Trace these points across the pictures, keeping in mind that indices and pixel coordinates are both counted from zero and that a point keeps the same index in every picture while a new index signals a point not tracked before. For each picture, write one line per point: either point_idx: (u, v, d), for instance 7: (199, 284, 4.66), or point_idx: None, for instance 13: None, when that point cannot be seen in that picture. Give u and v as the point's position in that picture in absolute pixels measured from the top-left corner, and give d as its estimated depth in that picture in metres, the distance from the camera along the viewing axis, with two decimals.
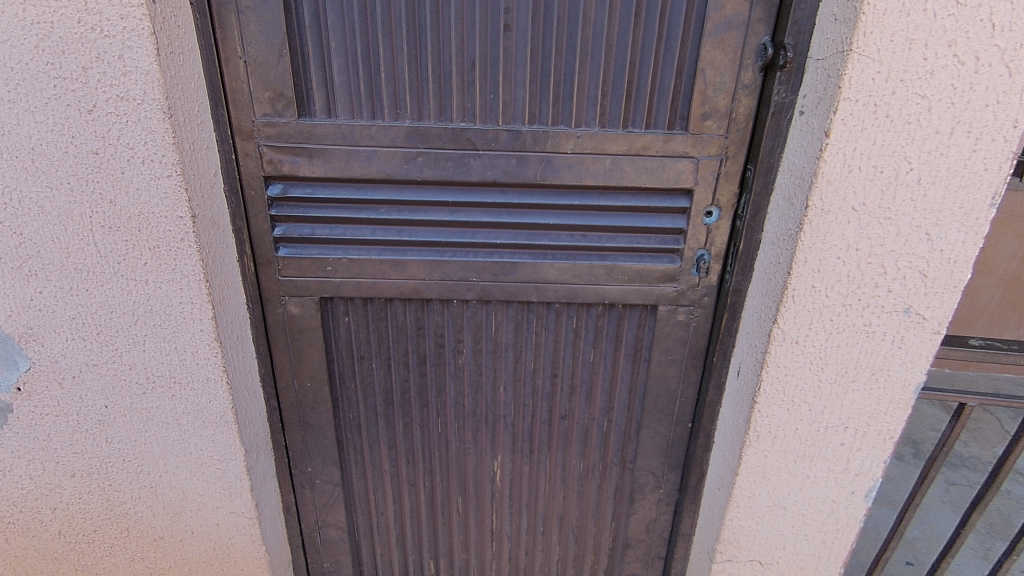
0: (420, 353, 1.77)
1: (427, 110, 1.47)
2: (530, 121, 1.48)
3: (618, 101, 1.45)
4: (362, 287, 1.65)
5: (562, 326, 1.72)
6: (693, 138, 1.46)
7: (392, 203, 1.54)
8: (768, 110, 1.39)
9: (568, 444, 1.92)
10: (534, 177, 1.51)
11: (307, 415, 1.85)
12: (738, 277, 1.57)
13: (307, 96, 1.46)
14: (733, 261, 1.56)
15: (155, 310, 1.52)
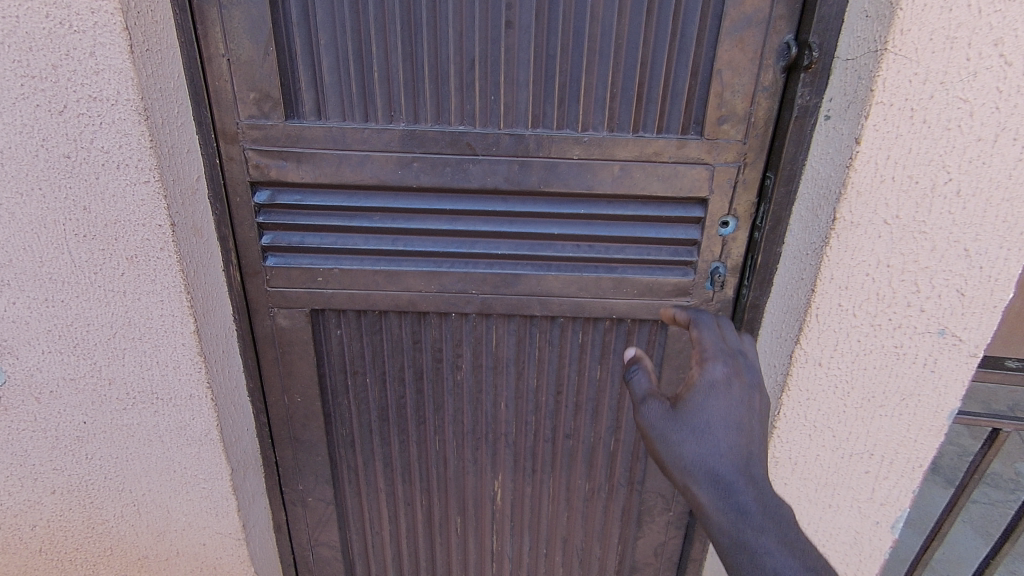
0: (416, 368, 1.68)
1: (424, 112, 1.37)
2: (533, 124, 1.38)
3: (628, 104, 1.35)
4: (354, 299, 1.55)
5: (567, 342, 1.63)
6: (709, 144, 1.35)
7: (387, 211, 1.45)
8: (790, 113, 1.28)
9: (572, 464, 1.83)
10: (537, 185, 1.41)
11: (297, 431, 1.76)
12: (756, 291, 1.45)
13: (295, 97, 1.36)
14: (750, 275, 1.45)
15: (134, 323, 1.43)
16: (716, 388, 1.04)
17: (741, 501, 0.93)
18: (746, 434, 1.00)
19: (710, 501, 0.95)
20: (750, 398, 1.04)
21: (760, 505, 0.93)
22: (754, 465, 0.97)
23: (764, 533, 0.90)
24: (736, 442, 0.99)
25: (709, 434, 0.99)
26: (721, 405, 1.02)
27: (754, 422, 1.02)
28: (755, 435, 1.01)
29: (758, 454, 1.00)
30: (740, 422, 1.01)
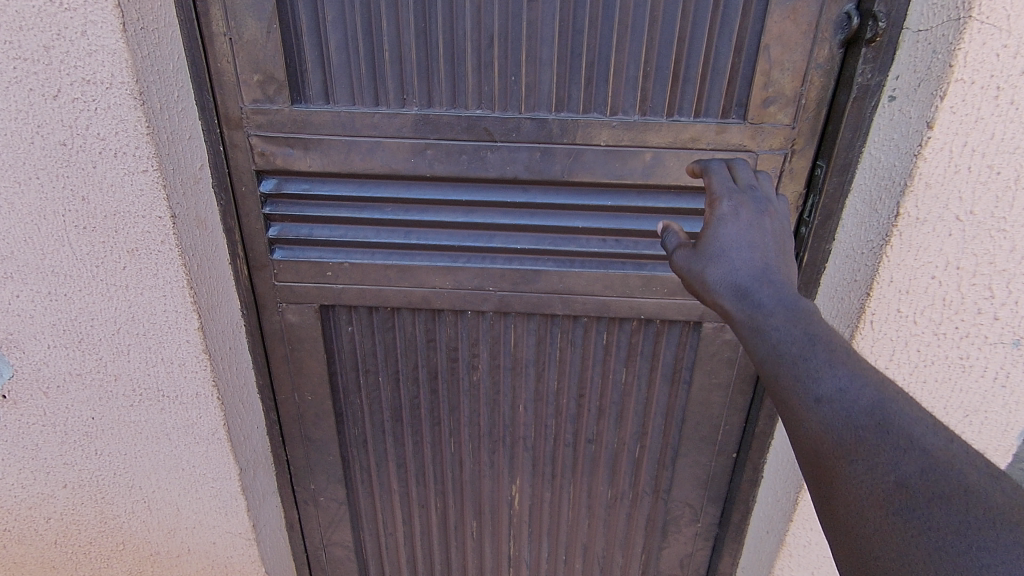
0: (430, 367, 1.59)
1: (438, 95, 1.27)
2: (557, 108, 1.26)
3: (663, 85, 1.22)
4: (365, 295, 1.47)
5: (591, 342, 1.52)
6: (752, 129, 1.22)
7: (400, 202, 1.36)
8: (848, 94, 1.13)
9: (594, 469, 1.73)
10: (560, 174, 1.29)
11: (308, 430, 1.70)
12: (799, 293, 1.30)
13: (301, 79, 1.27)
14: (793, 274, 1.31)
15: (137, 319, 1.38)
16: (727, 216, 0.88)
17: (766, 311, 0.77)
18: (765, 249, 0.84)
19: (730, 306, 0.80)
20: (769, 219, 0.88)
21: (783, 299, 0.78)
22: (779, 272, 0.82)
23: (790, 318, 0.75)
24: (758, 260, 0.83)
25: (725, 258, 0.83)
26: (736, 229, 0.86)
27: (776, 244, 0.86)
28: (775, 250, 0.84)
29: (783, 261, 0.84)
30: (758, 239, 0.85)
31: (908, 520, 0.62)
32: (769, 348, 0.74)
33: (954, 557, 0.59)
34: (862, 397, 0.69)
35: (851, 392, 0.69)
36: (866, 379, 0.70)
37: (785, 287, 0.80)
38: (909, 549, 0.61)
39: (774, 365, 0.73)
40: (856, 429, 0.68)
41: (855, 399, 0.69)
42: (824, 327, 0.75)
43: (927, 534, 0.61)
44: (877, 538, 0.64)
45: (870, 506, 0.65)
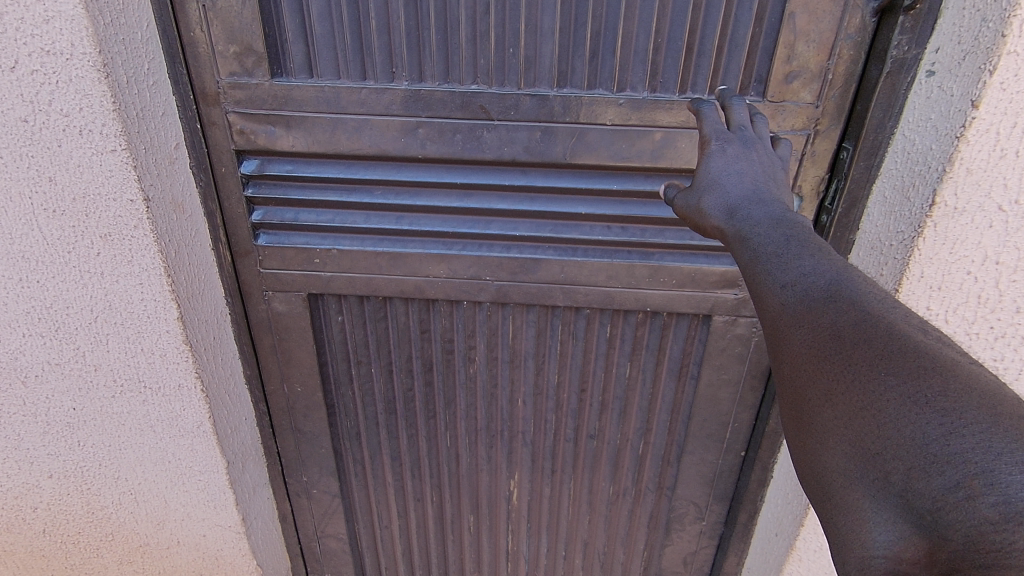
0: (425, 359, 1.52)
1: (430, 69, 1.16)
2: (559, 83, 1.16)
3: (675, 58, 1.11)
4: (355, 283, 1.39)
5: (593, 335, 1.44)
6: (772, 108, 1.11)
7: (390, 185, 1.27)
8: (880, 69, 1.03)
9: (596, 465, 1.66)
10: (562, 156, 1.20)
11: (298, 422, 1.64)
12: None
13: (282, 50, 1.17)
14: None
15: (114, 307, 1.30)
16: (718, 149, 0.89)
17: (752, 225, 0.77)
18: (758, 173, 0.85)
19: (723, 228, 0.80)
20: (761, 150, 0.89)
21: (769, 213, 0.78)
22: (770, 196, 0.82)
23: (773, 227, 0.75)
24: (748, 184, 0.83)
25: (715, 184, 0.84)
26: (726, 158, 0.87)
27: (769, 174, 0.87)
28: (767, 178, 0.85)
29: (776, 187, 0.85)
30: (751, 165, 0.87)
31: (841, 363, 0.62)
32: (748, 254, 0.74)
33: (879, 391, 0.58)
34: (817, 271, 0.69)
35: (812, 274, 0.69)
36: (829, 259, 0.71)
37: (774, 206, 0.80)
38: (840, 389, 0.61)
39: (751, 263, 0.74)
40: (805, 295, 0.68)
41: (815, 276, 0.68)
42: (810, 236, 0.74)
43: (858, 375, 0.60)
44: (811, 384, 0.63)
45: (808, 357, 0.64)
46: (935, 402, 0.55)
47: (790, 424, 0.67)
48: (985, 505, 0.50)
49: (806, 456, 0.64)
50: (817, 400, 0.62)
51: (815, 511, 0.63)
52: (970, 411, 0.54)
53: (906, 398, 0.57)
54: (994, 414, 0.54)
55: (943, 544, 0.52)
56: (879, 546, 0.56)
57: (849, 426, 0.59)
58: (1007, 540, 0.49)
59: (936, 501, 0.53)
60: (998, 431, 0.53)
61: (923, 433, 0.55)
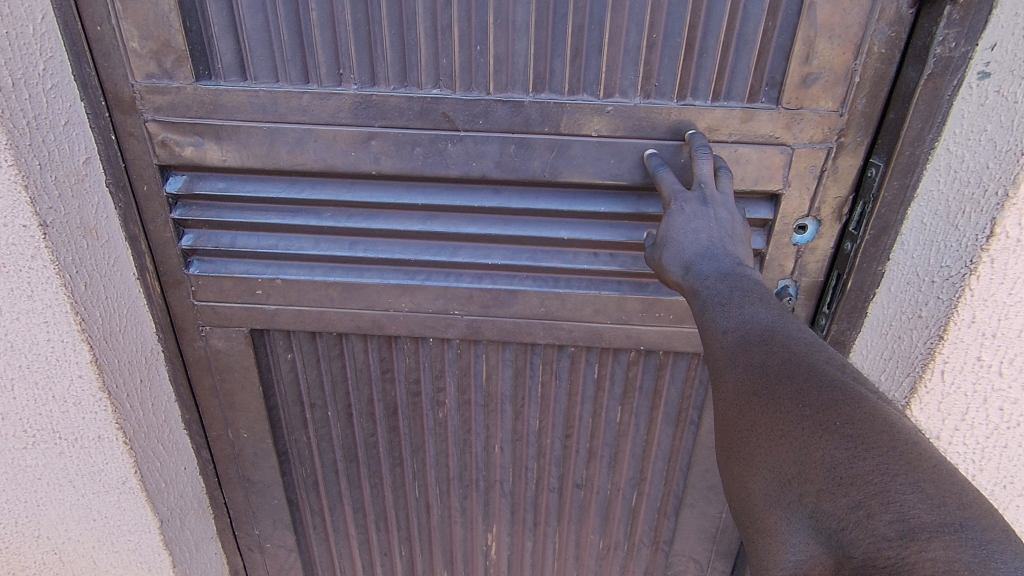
0: (388, 402, 1.33)
1: (384, 70, 0.98)
2: (536, 88, 0.97)
3: (673, 58, 0.93)
4: (304, 317, 1.21)
5: (579, 375, 1.26)
6: (787, 116, 0.94)
7: (340, 205, 1.09)
8: (919, 71, 0.87)
9: (584, 518, 1.48)
10: (541, 174, 1.02)
11: (247, 471, 1.44)
12: (841, 322, 1.04)
13: (208, 49, 0.99)
14: (833, 302, 1.03)
15: (17, 349, 1.11)
16: (677, 205, 0.89)
17: (702, 279, 0.79)
18: (714, 231, 0.85)
19: (677, 277, 0.83)
20: (717, 209, 0.87)
21: (719, 266, 0.80)
22: (724, 252, 0.82)
23: (720, 280, 0.77)
24: (703, 241, 0.84)
25: (674, 240, 0.86)
26: (683, 216, 0.87)
27: (725, 231, 0.86)
28: (724, 232, 0.86)
29: (732, 244, 0.84)
30: (707, 220, 0.86)
31: (767, 397, 0.63)
32: (696, 301, 0.77)
33: (797, 420, 0.60)
34: (757, 316, 0.71)
35: (754, 316, 0.71)
36: (771, 308, 0.72)
37: (725, 260, 0.81)
38: (764, 420, 0.62)
39: (700, 316, 0.75)
40: (743, 339, 0.69)
41: (754, 318, 0.71)
42: (757, 290, 0.75)
43: (780, 407, 0.62)
44: (741, 417, 0.65)
45: (738, 393, 0.66)
46: (843, 430, 0.57)
47: (725, 457, 0.67)
48: (882, 521, 0.51)
49: (737, 487, 0.64)
50: (746, 431, 0.64)
51: (745, 540, 0.63)
52: (874, 437, 0.56)
53: (819, 426, 0.58)
54: (894, 443, 0.55)
55: (846, 559, 0.52)
56: (790, 564, 0.55)
57: (770, 454, 0.60)
58: (899, 553, 0.49)
59: (840, 520, 0.53)
60: (895, 456, 0.54)
61: (831, 457, 0.56)
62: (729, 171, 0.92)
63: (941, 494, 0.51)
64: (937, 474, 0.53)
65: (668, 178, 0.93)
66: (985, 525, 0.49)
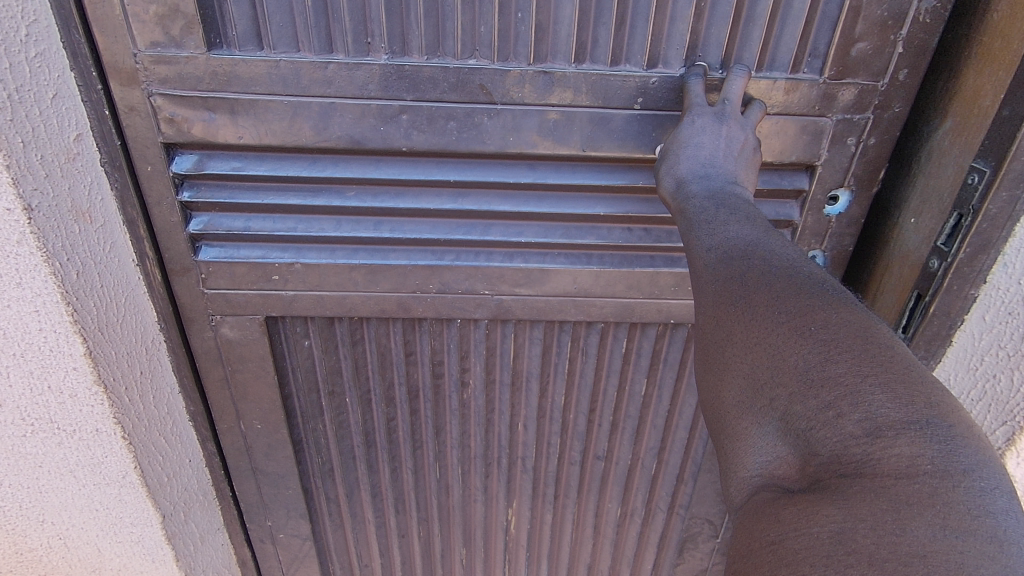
0: (410, 385, 1.30)
1: (416, 39, 0.92)
2: (578, 58, 0.93)
3: (720, 26, 0.91)
4: (324, 303, 1.15)
5: (607, 350, 1.27)
6: (831, 87, 0.94)
7: (366, 184, 1.03)
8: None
9: (604, 487, 1.50)
10: (580, 149, 0.99)
11: (259, 462, 1.38)
12: (925, 341, 1.02)
13: (220, 14, 0.90)
14: (919, 322, 1.01)
15: (7, 337, 1.00)
16: (689, 118, 0.86)
17: (692, 195, 0.78)
18: (719, 147, 0.83)
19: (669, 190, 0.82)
20: (729, 127, 0.85)
21: (711, 183, 0.78)
22: (721, 168, 0.80)
23: (709, 196, 0.76)
24: (702, 154, 0.82)
25: (675, 152, 0.84)
26: (692, 128, 0.84)
27: (730, 149, 0.83)
28: (727, 153, 0.82)
29: (733, 163, 0.82)
30: (713, 137, 0.83)
31: (744, 306, 0.62)
32: (682, 215, 0.76)
33: (771, 326, 0.59)
34: (740, 233, 0.69)
35: (737, 234, 0.69)
36: (756, 229, 0.70)
37: (719, 177, 0.79)
38: (739, 329, 0.61)
39: (685, 232, 0.74)
40: (724, 253, 0.68)
41: (735, 237, 0.69)
42: (743, 211, 0.73)
43: (757, 316, 0.61)
44: (716, 328, 0.63)
45: (715, 304, 0.64)
46: (818, 333, 0.56)
47: (698, 369, 0.66)
48: (850, 421, 0.51)
49: (708, 390, 0.63)
50: (722, 340, 0.62)
51: (713, 441, 0.63)
52: (847, 340, 0.55)
53: (794, 331, 0.58)
54: (868, 344, 0.55)
55: (813, 456, 0.53)
56: (758, 464, 0.56)
57: (744, 361, 0.59)
58: (865, 450, 0.50)
59: (809, 421, 0.53)
60: (867, 357, 0.54)
61: (803, 361, 0.55)
62: (762, 103, 0.91)
63: (910, 392, 0.51)
64: (908, 373, 0.53)
65: (698, 88, 0.90)
66: (949, 420, 0.50)
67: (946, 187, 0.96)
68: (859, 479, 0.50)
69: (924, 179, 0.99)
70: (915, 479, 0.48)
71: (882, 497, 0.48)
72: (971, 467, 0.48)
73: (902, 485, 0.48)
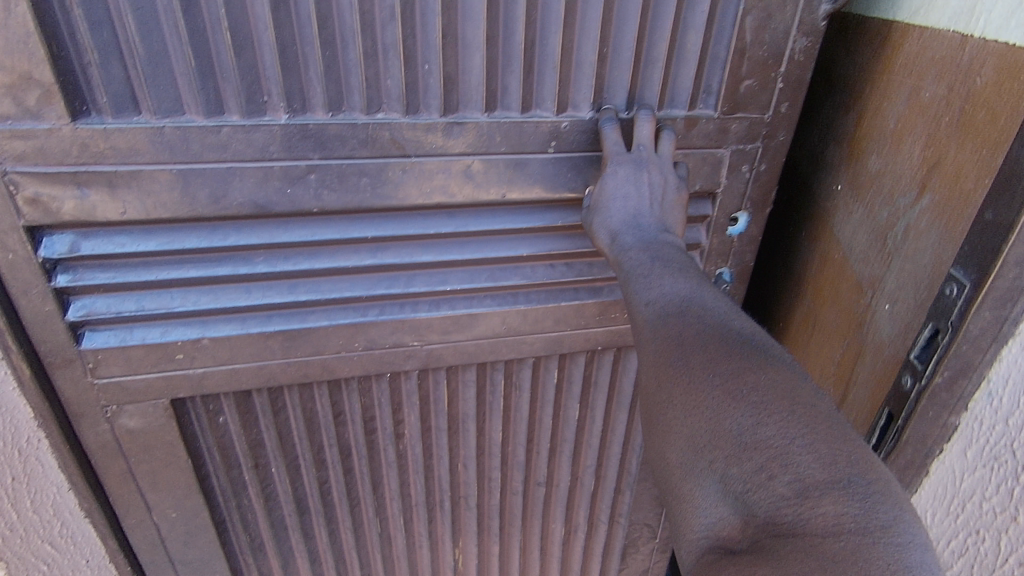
0: (342, 444, 1.24)
1: (317, 95, 0.87)
2: (489, 106, 0.93)
3: (622, 70, 0.94)
4: (239, 376, 1.06)
5: (540, 381, 1.27)
6: (725, 121, 1.00)
7: (275, 248, 0.96)
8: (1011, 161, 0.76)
9: (547, 510, 1.51)
10: (498, 195, 0.98)
11: (176, 552, 1.25)
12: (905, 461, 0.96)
13: (85, 79, 0.80)
14: (894, 441, 0.96)
15: None
16: (609, 171, 0.91)
17: (626, 251, 0.85)
18: (643, 198, 0.89)
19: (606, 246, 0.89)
20: (648, 174, 0.90)
21: (642, 238, 0.85)
22: (650, 220, 0.88)
23: (642, 253, 0.82)
24: (629, 209, 0.89)
25: (605, 209, 0.91)
26: (615, 182, 0.90)
27: (656, 196, 0.90)
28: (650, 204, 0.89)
29: (657, 210, 0.89)
30: (636, 189, 0.89)
31: (681, 368, 0.66)
32: (620, 272, 0.83)
33: (707, 388, 0.63)
34: (675, 288, 0.75)
35: (672, 289, 0.75)
36: (691, 282, 0.76)
37: (648, 231, 0.87)
38: (678, 391, 0.64)
39: (625, 288, 0.81)
40: (662, 311, 0.73)
41: (673, 293, 0.74)
42: (679, 264, 0.80)
43: (693, 378, 0.64)
44: (657, 388, 0.67)
45: (656, 365, 0.68)
46: (749, 396, 0.61)
47: (643, 428, 0.69)
48: (781, 483, 0.55)
49: (653, 451, 0.67)
50: (662, 401, 0.66)
51: (660, 498, 0.66)
52: (774, 402, 0.60)
53: (727, 394, 0.62)
54: (793, 407, 0.59)
55: (751, 517, 0.56)
56: (703, 525, 0.59)
57: (683, 423, 0.63)
58: (796, 512, 0.54)
59: (746, 482, 0.57)
60: (792, 418, 0.58)
61: (737, 423, 0.59)
62: (671, 132, 0.96)
63: (833, 452, 0.56)
64: (829, 433, 0.57)
65: (612, 133, 0.93)
66: (868, 477, 0.55)
67: (923, 275, 0.92)
68: (791, 538, 0.53)
69: (901, 264, 0.96)
70: (841, 537, 0.52)
71: (813, 555, 0.52)
72: (888, 522, 0.52)
73: (829, 543, 0.52)
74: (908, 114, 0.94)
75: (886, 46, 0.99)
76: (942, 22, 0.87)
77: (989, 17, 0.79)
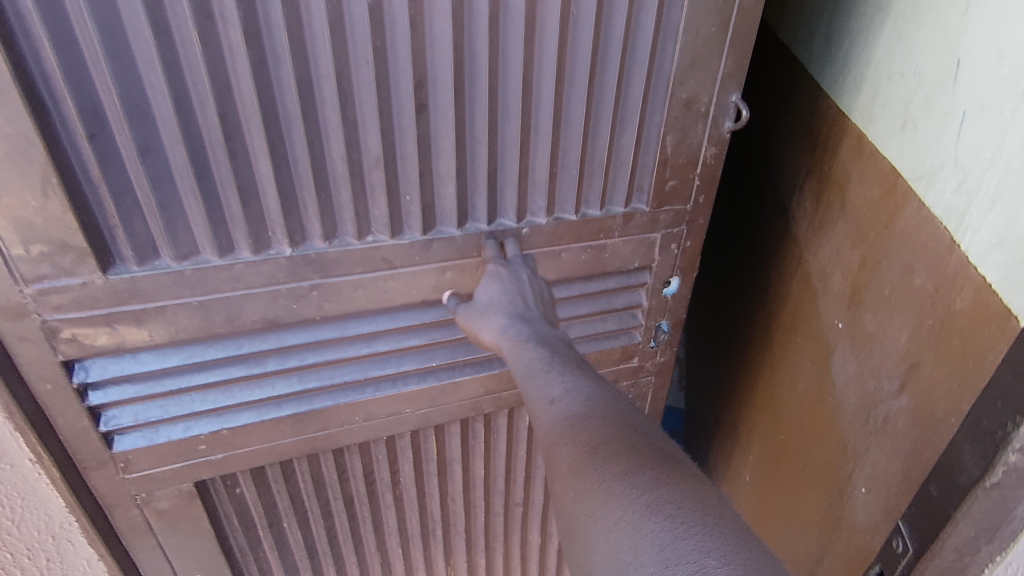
0: (345, 496, 1.41)
1: (315, 229, 1.01)
2: (461, 222, 1.10)
3: (571, 184, 1.12)
4: (255, 455, 1.21)
5: (515, 424, 1.47)
6: (655, 213, 1.21)
7: (283, 350, 1.11)
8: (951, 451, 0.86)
9: (526, 526, 1.72)
10: (472, 287, 1.17)
11: None
12: None
13: (111, 237, 0.92)
14: None
15: None
16: (491, 280, 1.10)
17: (515, 347, 1.02)
18: (518, 299, 1.09)
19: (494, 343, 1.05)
20: (520, 280, 1.10)
21: (528, 334, 1.03)
22: (529, 317, 1.07)
23: (533, 348, 1.00)
24: (512, 311, 1.07)
25: (490, 311, 1.08)
26: (499, 287, 1.09)
27: (530, 296, 1.10)
28: (521, 311, 1.08)
29: (531, 308, 1.09)
30: (512, 293, 1.09)
31: (597, 477, 0.73)
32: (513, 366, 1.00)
33: (621, 497, 0.69)
34: (569, 384, 0.91)
35: (571, 390, 0.89)
36: (586, 383, 0.90)
37: (531, 326, 1.05)
38: (594, 498, 0.71)
39: (523, 384, 0.96)
40: (568, 416, 0.84)
41: (571, 393, 0.89)
42: (563, 358, 0.98)
43: (610, 487, 0.71)
44: (577, 496, 0.73)
45: (575, 474, 0.75)
46: (660, 504, 0.66)
47: (568, 542, 0.73)
48: None
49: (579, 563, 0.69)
50: (582, 509, 0.71)
51: None
52: (683, 510, 0.65)
53: (640, 503, 0.67)
54: (700, 515, 0.64)
55: None
56: None
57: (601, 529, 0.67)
58: None
59: None
60: (702, 528, 0.63)
61: (650, 530, 0.64)
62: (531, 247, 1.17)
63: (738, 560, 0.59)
64: (736, 542, 0.61)
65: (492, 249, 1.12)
66: None
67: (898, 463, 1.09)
68: None
69: (880, 444, 1.13)
70: None
71: None
72: None
73: None
74: (904, 293, 1.07)
75: (893, 197, 1.09)
76: (938, 207, 0.98)
77: (976, 233, 0.90)
